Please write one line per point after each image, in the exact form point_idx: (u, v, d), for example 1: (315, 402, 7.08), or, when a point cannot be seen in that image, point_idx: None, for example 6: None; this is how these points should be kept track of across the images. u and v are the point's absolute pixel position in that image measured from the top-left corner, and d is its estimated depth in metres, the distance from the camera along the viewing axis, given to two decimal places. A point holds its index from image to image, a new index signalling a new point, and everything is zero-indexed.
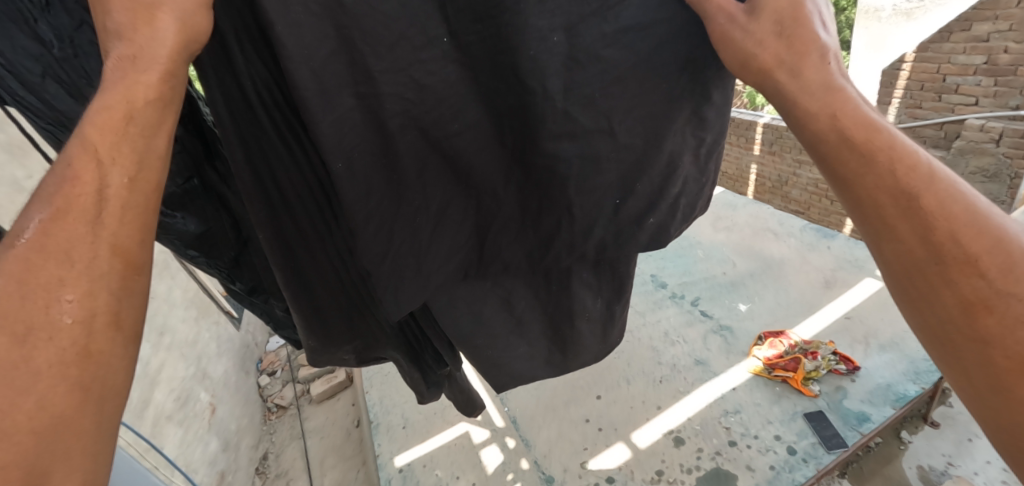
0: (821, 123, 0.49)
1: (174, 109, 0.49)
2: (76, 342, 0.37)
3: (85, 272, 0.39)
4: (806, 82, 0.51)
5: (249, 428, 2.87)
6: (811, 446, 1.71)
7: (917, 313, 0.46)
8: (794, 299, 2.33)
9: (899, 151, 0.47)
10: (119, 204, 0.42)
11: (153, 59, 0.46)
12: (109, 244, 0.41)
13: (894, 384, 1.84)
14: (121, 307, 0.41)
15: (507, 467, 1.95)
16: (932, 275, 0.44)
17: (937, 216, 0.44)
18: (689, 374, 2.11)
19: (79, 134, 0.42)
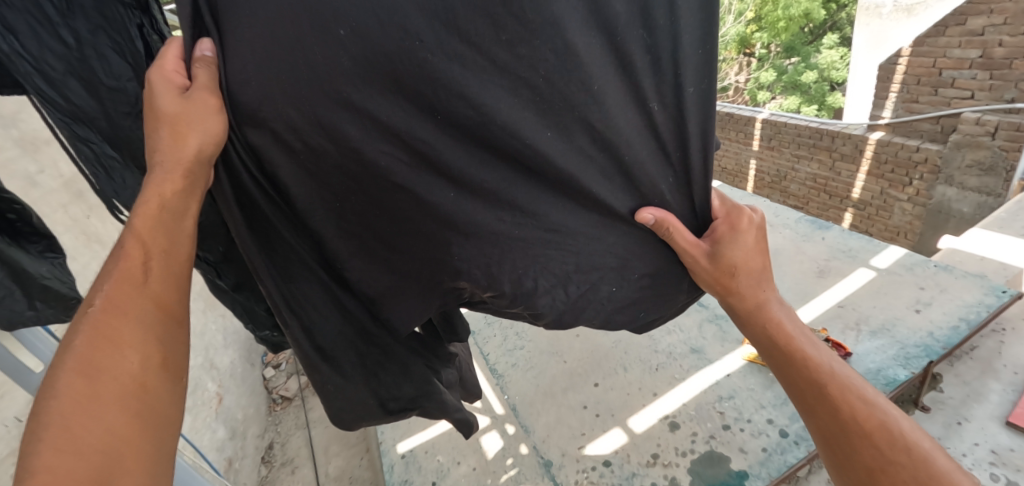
0: (757, 332, 0.83)
1: (195, 199, 0.67)
2: (134, 374, 0.53)
3: (139, 323, 0.56)
4: (745, 300, 0.83)
5: (255, 418, 2.92)
6: (803, 429, 1.76)
7: (843, 469, 0.75)
8: (788, 288, 2.33)
9: (810, 355, 0.79)
10: (158, 273, 0.61)
11: (178, 161, 0.64)
12: (154, 299, 0.59)
13: (884, 368, 1.80)
14: (164, 351, 0.58)
15: (507, 452, 2.00)
16: (847, 443, 0.74)
17: (841, 402, 0.75)
18: (684, 361, 2.16)
19: (130, 226, 0.61)
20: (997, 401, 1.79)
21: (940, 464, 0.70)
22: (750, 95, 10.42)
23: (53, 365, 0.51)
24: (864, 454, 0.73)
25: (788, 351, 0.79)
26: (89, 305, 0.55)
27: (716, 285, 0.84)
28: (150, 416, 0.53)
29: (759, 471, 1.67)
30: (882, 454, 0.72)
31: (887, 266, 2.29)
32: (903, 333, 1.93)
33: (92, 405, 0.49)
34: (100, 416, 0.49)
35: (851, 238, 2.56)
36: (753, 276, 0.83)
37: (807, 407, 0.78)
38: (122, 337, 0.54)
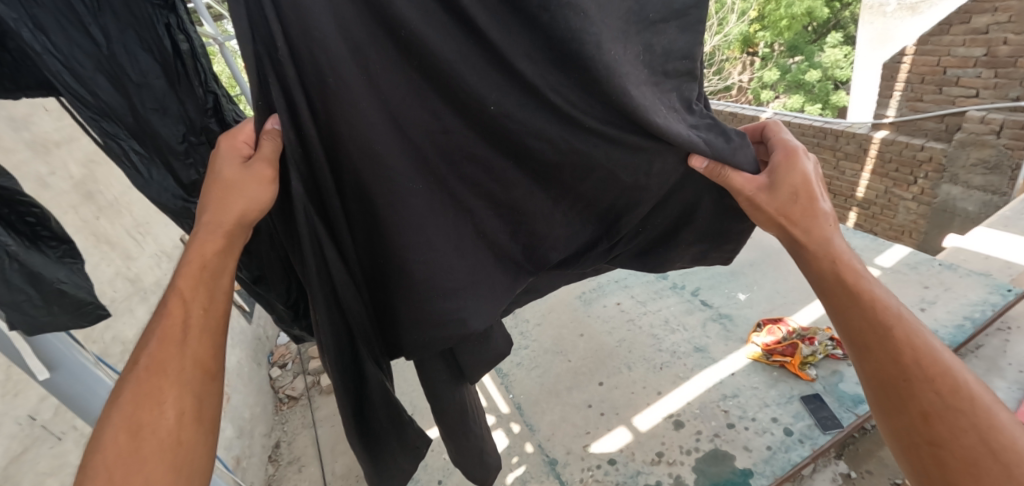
0: (824, 264, 0.80)
1: (233, 257, 0.75)
2: (172, 427, 0.61)
3: (177, 379, 0.63)
4: (813, 237, 0.83)
5: (261, 417, 2.95)
6: (807, 427, 1.76)
7: (888, 419, 0.72)
8: (792, 286, 2.37)
9: (878, 298, 0.76)
10: (198, 329, 0.68)
11: (218, 225, 0.72)
12: (191, 357, 0.66)
13: None
14: (202, 403, 0.65)
15: (512, 451, 2.02)
16: (902, 389, 0.69)
17: (902, 346, 0.71)
18: (688, 360, 2.16)
19: (174, 286, 0.69)
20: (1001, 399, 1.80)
21: (1004, 420, 0.65)
22: (754, 94, 10.38)
23: (102, 418, 0.60)
24: (920, 397, 0.68)
25: (845, 287, 0.77)
26: (137, 362, 0.63)
27: (780, 222, 0.85)
28: (185, 469, 0.60)
29: (764, 469, 1.68)
30: (941, 401, 0.67)
31: (891, 265, 2.29)
32: None
33: (133, 461, 0.57)
34: (142, 471, 0.57)
35: (855, 236, 2.55)
36: (811, 206, 0.84)
37: (863, 345, 0.74)
38: (165, 396, 0.62)
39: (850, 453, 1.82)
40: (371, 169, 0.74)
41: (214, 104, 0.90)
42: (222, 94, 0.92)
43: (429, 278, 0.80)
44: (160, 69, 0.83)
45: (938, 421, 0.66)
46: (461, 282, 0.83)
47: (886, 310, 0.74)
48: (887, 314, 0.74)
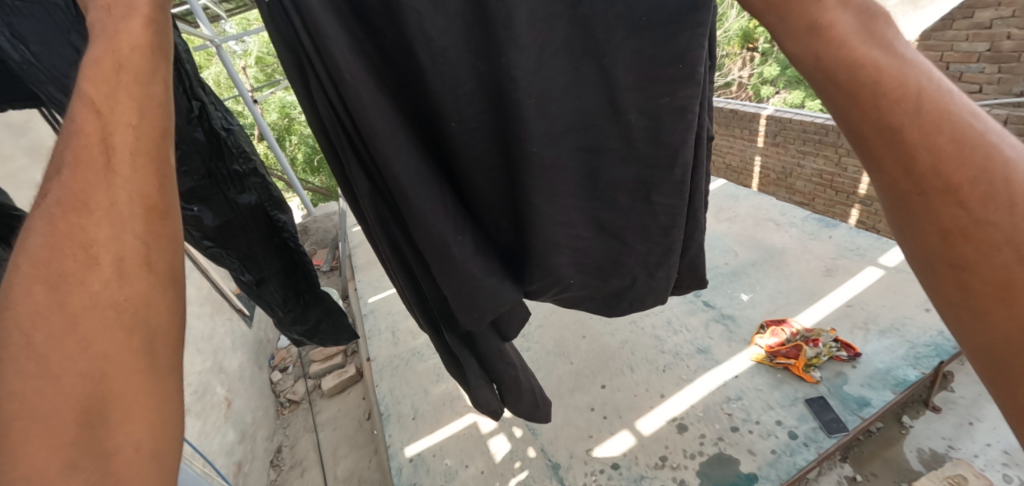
0: (801, 48, 0.43)
1: (166, 62, 0.47)
2: (108, 281, 0.39)
3: (106, 218, 0.40)
4: (800, 26, 0.43)
5: (264, 421, 2.94)
6: (811, 430, 1.74)
7: (917, 265, 0.42)
8: (796, 286, 2.32)
9: (897, 80, 0.40)
10: (127, 150, 0.42)
11: (131, 10, 0.45)
12: (124, 190, 0.41)
13: (893, 368, 1.83)
14: (150, 251, 0.42)
15: (514, 455, 2.02)
16: (941, 221, 0.39)
17: (929, 151, 0.39)
18: (691, 362, 2.14)
19: (77, 91, 0.42)
20: None
21: None
22: (754, 89, 10.37)
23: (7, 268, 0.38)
24: (964, 241, 0.38)
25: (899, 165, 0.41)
26: (47, 195, 0.41)
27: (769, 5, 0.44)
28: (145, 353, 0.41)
29: (769, 473, 1.67)
30: (1004, 229, 0.37)
31: (895, 264, 2.27)
32: (914, 334, 1.93)
33: (60, 343, 0.38)
34: (66, 359, 0.38)
35: (859, 236, 2.50)
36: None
37: (951, 261, 0.39)
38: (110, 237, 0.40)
39: (856, 456, 1.81)
40: (392, 160, 0.67)
41: (200, 112, 0.95)
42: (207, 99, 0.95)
43: (465, 266, 0.75)
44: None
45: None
46: (491, 268, 0.78)
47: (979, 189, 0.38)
48: (975, 201, 0.38)
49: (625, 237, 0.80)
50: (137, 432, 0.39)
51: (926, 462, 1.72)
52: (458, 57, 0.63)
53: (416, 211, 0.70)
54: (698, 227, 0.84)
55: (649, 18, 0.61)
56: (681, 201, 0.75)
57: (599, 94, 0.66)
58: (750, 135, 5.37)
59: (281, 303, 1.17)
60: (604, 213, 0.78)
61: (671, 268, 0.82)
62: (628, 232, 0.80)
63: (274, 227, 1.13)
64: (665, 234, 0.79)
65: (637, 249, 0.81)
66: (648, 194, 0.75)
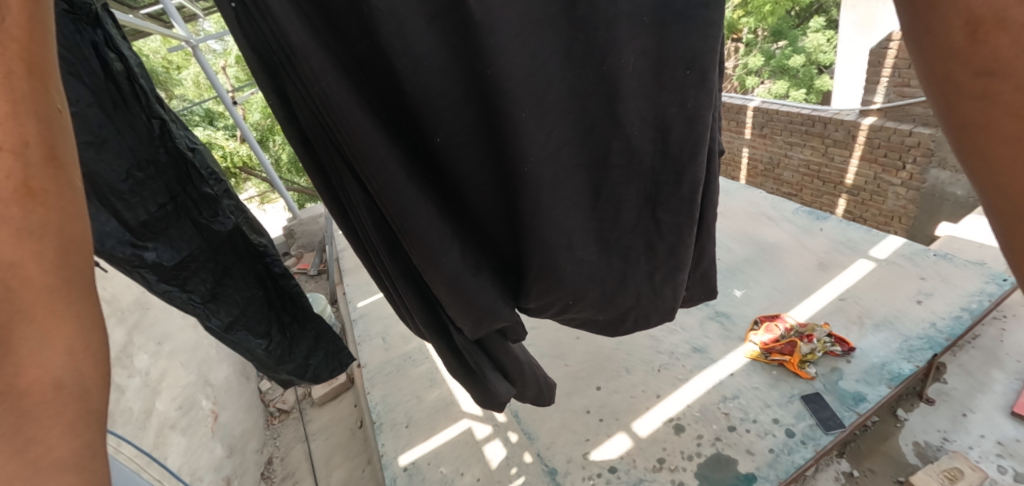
0: None
1: None
2: (14, 168, 0.33)
3: (8, 94, 0.34)
4: None
5: (253, 432, 2.87)
6: (809, 428, 1.73)
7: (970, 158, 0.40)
8: (790, 282, 2.31)
9: None
10: (26, 23, 0.36)
11: None
12: (22, 63, 0.35)
13: (888, 362, 1.83)
14: (53, 142, 0.37)
15: (510, 461, 1.99)
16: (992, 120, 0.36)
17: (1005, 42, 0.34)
18: (687, 361, 2.12)
19: None
20: (1001, 391, 1.81)
21: None
22: (740, 80, 10.39)
23: None
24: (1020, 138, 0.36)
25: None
26: None
27: None
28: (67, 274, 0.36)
29: (767, 472, 1.66)
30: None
31: (887, 257, 2.27)
32: (908, 327, 1.93)
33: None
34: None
35: (851, 229, 2.50)
36: None
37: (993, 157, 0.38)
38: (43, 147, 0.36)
39: (853, 452, 1.80)
40: (376, 176, 0.61)
41: (161, 132, 1.05)
42: (167, 118, 1.06)
43: (460, 278, 0.71)
44: (94, 95, 0.95)
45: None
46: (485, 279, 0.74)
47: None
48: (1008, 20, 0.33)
49: (630, 257, 0.77)
50: (59, 367, 0.35)
51: (922, 456, 1.72)
52: (439, 66, 0.56)
53: (406, 228, 0.65)
54: (706, 237, 0.81)
55: (659, 15, 0.55)
56: (692, 213, 0.71)
57: (603, 106, 0.61)
58: (738, 128, 5.35)
59: (258, 340, 1.22)
60: (609, 231, 0.73)
61: (675, 286, 0.80)
62: (632, 251, 0.76)
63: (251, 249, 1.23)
64: (673, 252, 0.76)
65: (640, 264, 0.77)
66: (654, 210, 0.71)
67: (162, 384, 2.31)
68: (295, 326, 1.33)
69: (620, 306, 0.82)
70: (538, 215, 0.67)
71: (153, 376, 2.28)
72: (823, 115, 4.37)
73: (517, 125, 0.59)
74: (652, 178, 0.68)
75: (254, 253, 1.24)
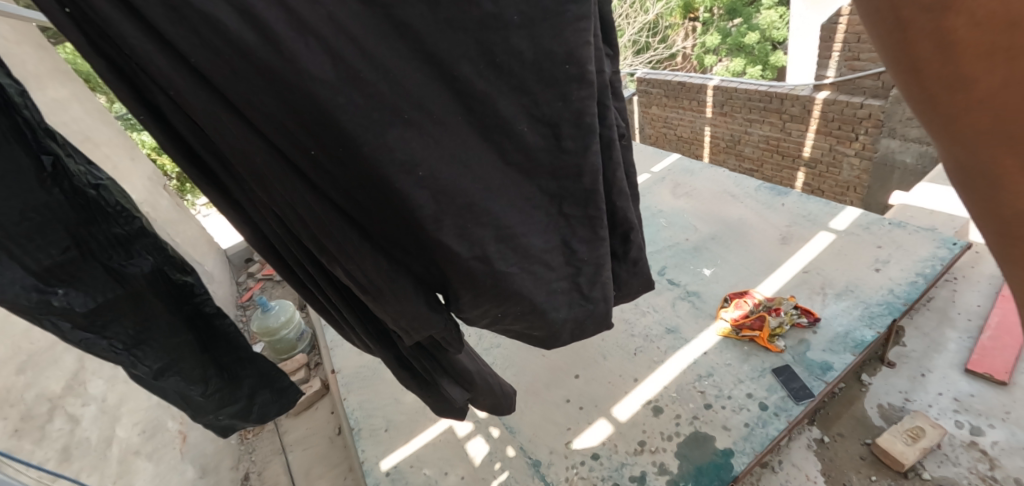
0: None
1: None
2: None
3: None
4: None
5: (226, 449, 2.77)
6: (781, 399, 1.78)
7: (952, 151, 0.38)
8: (756, 258, 2.36)
9: None
10: None
11: None
12: None
13: (851, 330, 1.90)
14: None
15: (494, 456, 1.98)
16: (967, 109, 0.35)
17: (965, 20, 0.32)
18: (661, 343, 2.14)
19: None
20: (955, 349, 1.91)
21: None
22: (698, 59, 10.52)
23: None
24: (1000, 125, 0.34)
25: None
26: None
27: None
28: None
29: (744, 446, 1.70)
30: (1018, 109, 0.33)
31: (845, 227, 2.33)
32: (868, 294, 2.00)
33: None
34: None
35: (810, 201, 2.55)
36: None
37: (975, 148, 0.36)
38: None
39: (822, 418, 1.87)
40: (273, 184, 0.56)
41: (53, 166, 0.81)
42: (61, 153, 0.84)
43: (382, 290, 0.66)
44: None
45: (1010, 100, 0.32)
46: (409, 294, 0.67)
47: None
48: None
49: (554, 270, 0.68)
50: None
51: (885, 416, 1.80)
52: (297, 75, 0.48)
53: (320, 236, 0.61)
54: None
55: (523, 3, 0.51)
56: (598, 208, 0.66)
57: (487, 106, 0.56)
58: (698, 107, 5.28)
59: (196, 385, 0.99)
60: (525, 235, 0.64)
61: (600, 289, 0.72)
62: (553, 259, 0.67)
63: (178, 291, 1.02)
64: (592, 251, 0.69)
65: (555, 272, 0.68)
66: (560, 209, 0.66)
67: (121, 410, 2.18)
68: (236, 366, 1.09)
69: (553, 327, 0.71)
70: (443, 230, 0.59)
71: (111, 402, 2.14)
72: (779, 91, 4.40)
73: (400, 134, 0.53)
74: (551, 177, 0.62)
75: (181, 294, 1.02)
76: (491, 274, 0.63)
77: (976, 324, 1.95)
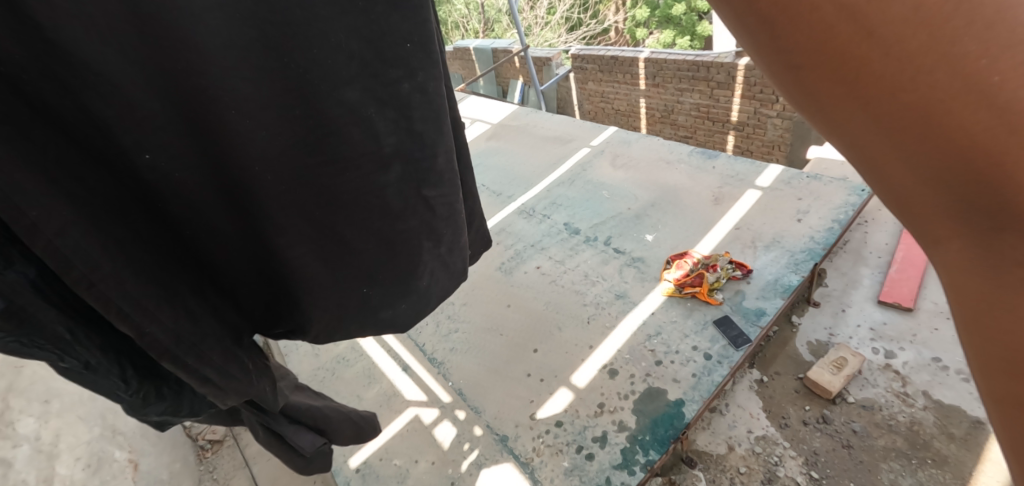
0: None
1: None
2: None
3: None
4: None
5: (184, 472, 2.64)
6: (722, 348, 1.92)
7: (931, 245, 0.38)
8: (692, 220, 2.49)
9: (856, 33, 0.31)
10: None
11: None
12: None
13: (780, 277, 2.05)
14: None
15: (462, 438, 2.01)
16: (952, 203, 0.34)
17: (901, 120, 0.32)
18: (612, 308, 2.23)
19: None
20: (868, 284, 2.11)
21: None
22: (629, 33, 10.70)
23: None
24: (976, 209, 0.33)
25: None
26: None
27: None
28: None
29: (693, 395, 1.82)
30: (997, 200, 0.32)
31: (770, 184, 2.50)
32: (791, 243, 2.17)
33: None
34: None
35: (737, 162, 2.71)
36: None
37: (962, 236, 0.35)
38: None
39: (759, 360, 2.03)
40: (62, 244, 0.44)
41: None
42: None
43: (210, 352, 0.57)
44: None
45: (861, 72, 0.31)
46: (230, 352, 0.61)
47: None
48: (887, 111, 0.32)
49: (416, 253, 0.73)
50: None
51: (814, 352, 1.98)
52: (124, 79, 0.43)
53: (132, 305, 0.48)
54: None
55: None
56: (450, 192, 0.73)
57: (328, 106, 0.56)
58: (632, 80, 5.31)
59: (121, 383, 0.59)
60: (354, 239, 0.65)
61: (459, 256, 0.82)
62: (415, 246, 0.72)
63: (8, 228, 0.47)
64: (448, 229, 0.76)
65: (425, 253, 0.74)
66: (421, 195, 0.69)
67: (58, 448, 2.02)
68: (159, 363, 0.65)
69: (387, 319, 0.76)
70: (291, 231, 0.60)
71: (45, 440, 1.98)
72: (705, 59, 4.45)
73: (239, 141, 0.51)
74: (407, 163, 0.66)
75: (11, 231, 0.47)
76: (337, 257, 0.66)
77: (885, 261, 2.17)
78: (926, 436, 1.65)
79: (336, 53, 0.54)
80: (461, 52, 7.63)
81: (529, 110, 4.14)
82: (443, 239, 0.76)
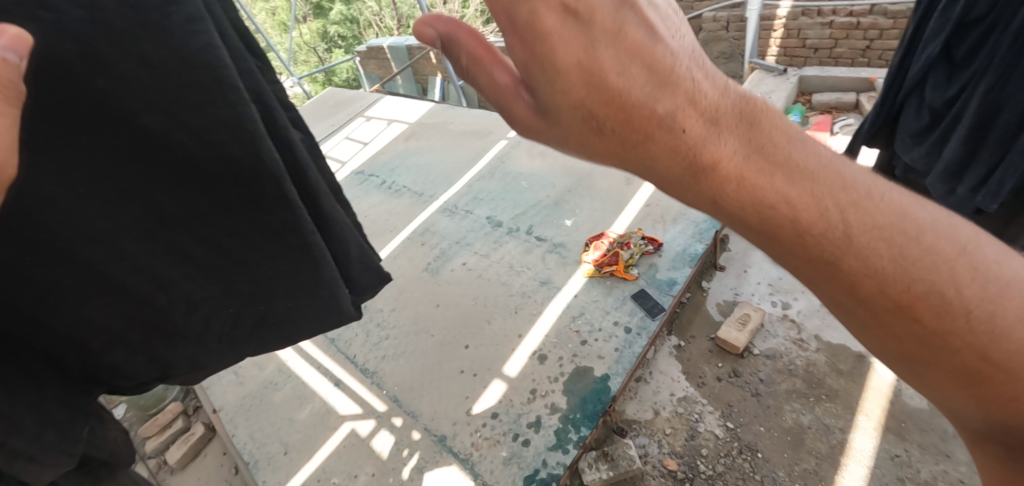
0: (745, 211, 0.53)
1: None
2: None
3: None
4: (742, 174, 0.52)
5: None
6: (640, 320, 2.02)
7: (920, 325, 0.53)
8: (607, 201, 2.59)
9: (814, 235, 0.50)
10: None
11: None
12: None
13: (687, 247, 2.19)
14: None
15: (400, 445, 1.98)
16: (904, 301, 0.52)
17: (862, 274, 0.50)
18: (537, 295, 2.28)
19: None
20: None
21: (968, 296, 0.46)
22: (545, 23, 10.87)
23: None
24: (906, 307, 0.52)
25: (626, 129, 0.57)
26: None
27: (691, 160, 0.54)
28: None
29: (617, 369, 1.90)
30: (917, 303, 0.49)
31: None
32: (695, 214, 2.31)
33: None
34: None
35: None
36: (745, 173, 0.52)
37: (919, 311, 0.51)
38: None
39: (676, 326, 2.16)
40: None
41: None
42: None
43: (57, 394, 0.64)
44: None
45: (832, 248, 0.47)
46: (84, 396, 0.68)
47: (696, 127, 0.55)
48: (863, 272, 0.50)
49: (272, 272, 0.83)
50: None
51: (723, 312, 2.13)
52: None
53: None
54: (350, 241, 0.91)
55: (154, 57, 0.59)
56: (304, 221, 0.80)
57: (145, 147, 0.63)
58: None
59: None
60: (213, 267, 0.77)
61: (332, 284, 0.88)
62: (271, 266, 0.81)
63: None
64: (311, 254, 0.83)
65: (283, 272, 0.83)
66: (269, 224, 0.77)
67: None
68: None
69: (263, 334, 0.88)
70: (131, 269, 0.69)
71: None
72: None
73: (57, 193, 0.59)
74: (243, 197, 0.74)
75: None
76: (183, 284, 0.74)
77: None
78: (819, 375, 1.83)
79: (143, 101, 0.61)
80: (375, 51, 7.42)
81: (445, 106, 4.08)
82: (306, 263, 0.84)
